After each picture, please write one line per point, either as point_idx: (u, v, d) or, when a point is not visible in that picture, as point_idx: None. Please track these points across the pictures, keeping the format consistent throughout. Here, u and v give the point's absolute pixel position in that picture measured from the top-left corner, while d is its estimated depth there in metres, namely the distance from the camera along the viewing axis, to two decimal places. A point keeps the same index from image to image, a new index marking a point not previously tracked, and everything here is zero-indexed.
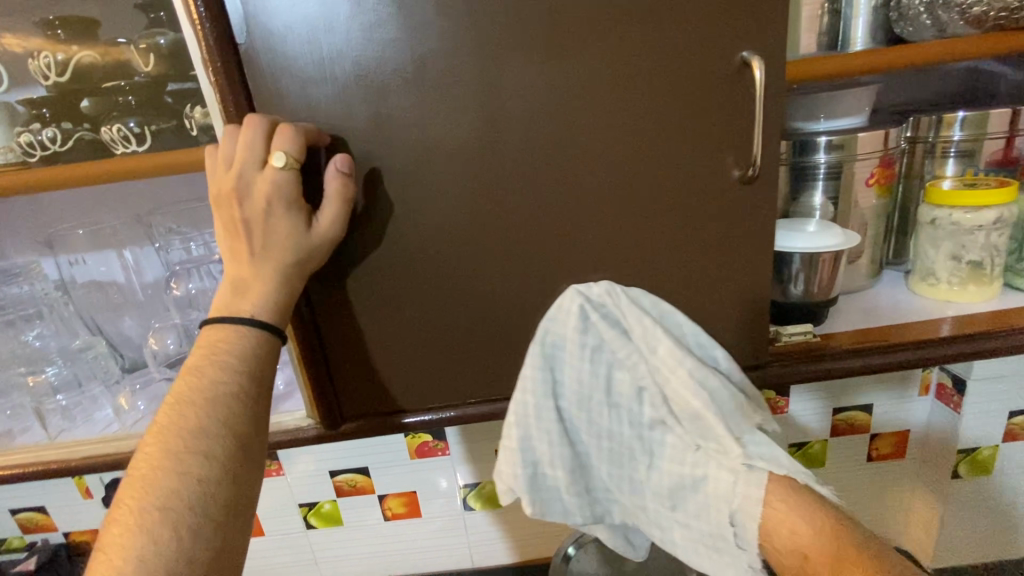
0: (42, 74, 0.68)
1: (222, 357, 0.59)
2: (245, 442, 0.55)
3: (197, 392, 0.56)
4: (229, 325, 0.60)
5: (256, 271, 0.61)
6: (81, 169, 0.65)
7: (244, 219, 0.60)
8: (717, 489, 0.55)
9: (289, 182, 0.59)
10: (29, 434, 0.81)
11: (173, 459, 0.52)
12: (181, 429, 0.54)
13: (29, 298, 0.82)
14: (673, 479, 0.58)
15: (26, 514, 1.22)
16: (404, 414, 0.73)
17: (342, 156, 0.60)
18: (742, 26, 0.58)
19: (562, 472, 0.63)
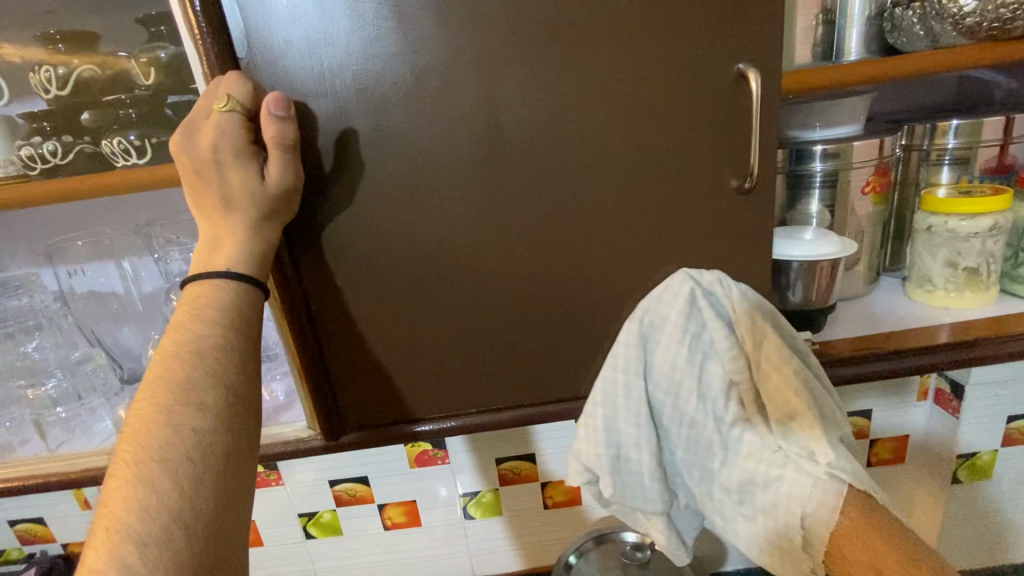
0: (43, 87, 0.68)
1: (206, 311, 0.55)
2: (242, 396, 0.52)
3: (181, 345, 0.53)
4: (205, 279, 0.57)
5: (220, 228, 0.59)
6: (82, 181, 0.66)
7: (198, 173, 0.58)
8: (793, 488, 0.60)
9: (231, 127, 0.57)
10: (28, 446, 0.80)
11: (166, 411, 0.49)
12: (171, 382, 0.50)
13: (29, 309, 0.82)
14: (754, 475, 0.62)
15: (25, 526, 1.21)
16: (405, 425, 0.74)
17: (282, 99, 0.57)
18: (737, 38, 0.59)
19: (642, 452, 0.66)
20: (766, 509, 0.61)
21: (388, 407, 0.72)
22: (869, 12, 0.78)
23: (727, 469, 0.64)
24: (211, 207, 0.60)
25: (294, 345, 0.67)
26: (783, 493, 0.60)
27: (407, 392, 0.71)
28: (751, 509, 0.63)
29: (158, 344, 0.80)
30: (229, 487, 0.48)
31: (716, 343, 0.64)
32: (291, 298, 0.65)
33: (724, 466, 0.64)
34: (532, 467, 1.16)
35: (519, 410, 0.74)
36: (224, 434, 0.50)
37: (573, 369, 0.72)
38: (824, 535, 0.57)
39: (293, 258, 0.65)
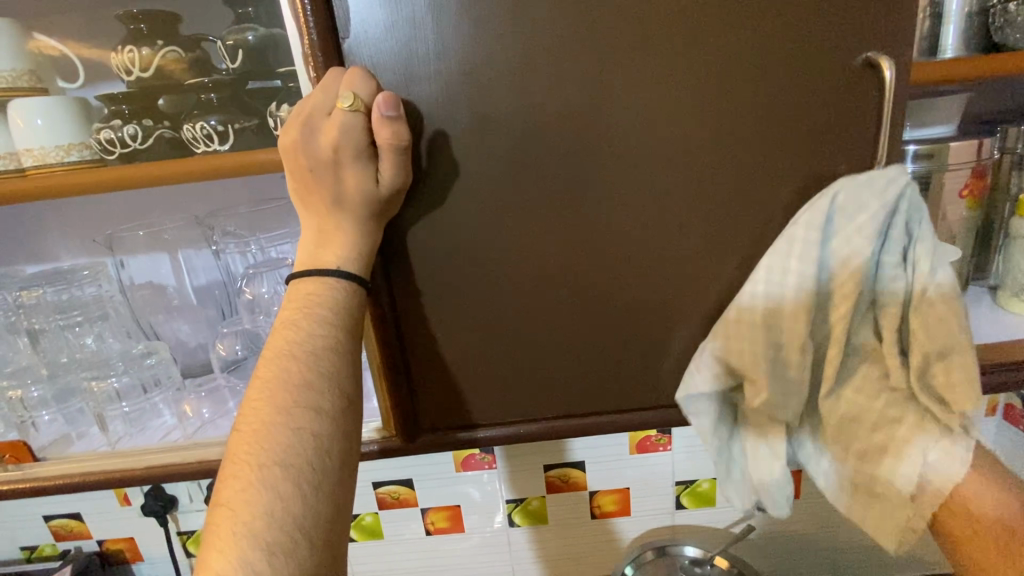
0: (125, 69, 0.66)
1: (316, 310, 0.52)
2: (353, 399, 0.50)
3: (297, 345, 0.50)
4: (311, 278, 0.54)
5: (325, 225, 0.55)
6: (164, 167, 0.63)
7: (311, 170, 0.54)
8: (917, 437, 0.53)
9: (353, 127, 0.53)
10: (86, 440, 0.78)
11: (282, 413, 0.46)
12: (287, 383, 0.47)
13: (94, 300, 0.80)
14: (885, 411, 0.54)
15: (61, 521, 1.19)
16: (478, 428, 0.69)
17: (389, 98, 0.53)
18: (868, 27, 0.55)
19: (784, 359, 0.55)
20: (866, 451, 0.55)
21: (464, 409, 0.68)
22: (967, 9, 0.72)
23: (866, 404, 0.54)
24: (320, 205, 0.56)
25: (375, 337, 0.64)
26: (905, 447, 0.53)
27: (482, 394, 0.68)
28: (859, 448, 0.55)
29: (225, 339, 0.77)
30: (344, 498, 0.46)
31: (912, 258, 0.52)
32: (376, 287, 0.62)
33: (862, 397, 0.55)
34: (582, 474, 1.10)
35: (602, 416, 0.69)
36: (340, 440, 0.47)
37: (666, 374, 0.68)
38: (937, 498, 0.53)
39: (382, 254, 0.62)
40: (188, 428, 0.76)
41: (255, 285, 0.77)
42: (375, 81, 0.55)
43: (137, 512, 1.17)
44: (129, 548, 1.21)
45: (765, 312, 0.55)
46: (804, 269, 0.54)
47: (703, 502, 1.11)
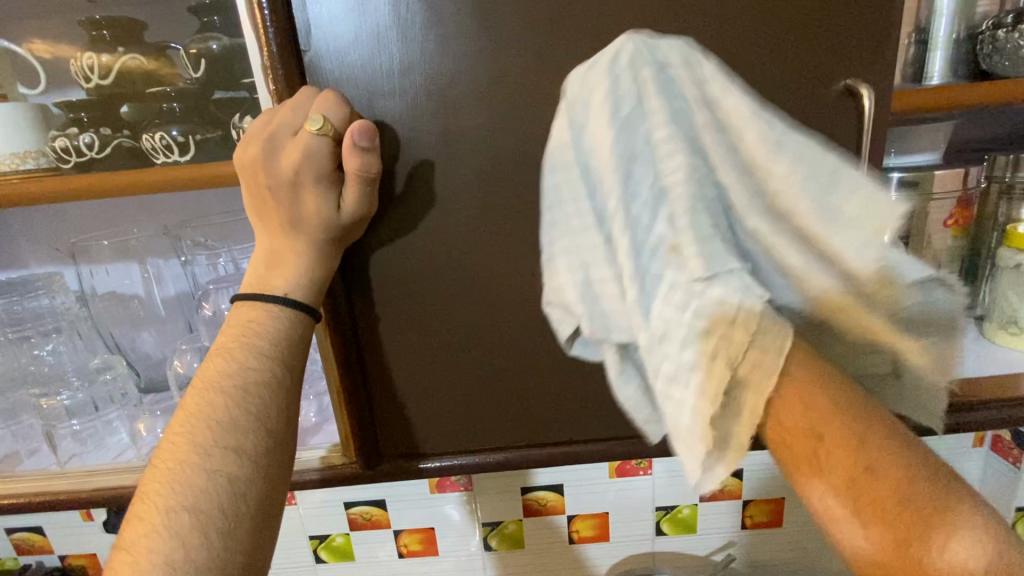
0: (83, 75, 0.64)
1: (253, 340, 0.50)
2: (281, 438, 0.47)
3: (226, 378, 0.47)
4: (258, 302, 0.52)
5: (279, 247, 0.53)
6: (119, 178, 0.61)
7: (269, 189, 0.52)
8: (728, 342, 0.45)
9: (318, 151, 0.51)
10: (36, 457, 0.74)
11: (199, 453, 0.43)
12: (209, 419, 0.45)
13: (49, 313, 0.76)
14: (700, 310, 0.46)
15: (21, 536, 1.14)
16: (437, 457, 0.67)
17: (363, 127, 0.50)
18: (850, 53, 0.53)
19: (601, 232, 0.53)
20: (680, 457, 0.49)
21: (425, 434, 0.66)
22: (955, 35, 0.71)
23: (684, 359, 0.47)
24: (275, 224, 0.54)
25: (334, 357, 0.61)
26: (699, 359, 0.46)
27: (442, 418, 0.65)
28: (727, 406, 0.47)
29: (183, 355, 0.74)
30: (258, 547, 0.43)
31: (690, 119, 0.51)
32: (335, 304, 0.59)
33: (659, 392, 0.49)
34: (559, 498, 1.06)
35: (568, 447, 0.67)
36: (261, 484, 0.44)
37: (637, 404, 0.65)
38: (761, 387, 0.45)
39: (341, 274, 0.59)
40: (142, 448, 0.73)
41: (218, 300, 0.74)
42: (349, 107, 0.52)
43: (101, 528, 1.12)
44: (92, 564, 1.16)
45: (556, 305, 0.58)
46: (569, 188, 0.55)
47: (684, 529, 1.08)
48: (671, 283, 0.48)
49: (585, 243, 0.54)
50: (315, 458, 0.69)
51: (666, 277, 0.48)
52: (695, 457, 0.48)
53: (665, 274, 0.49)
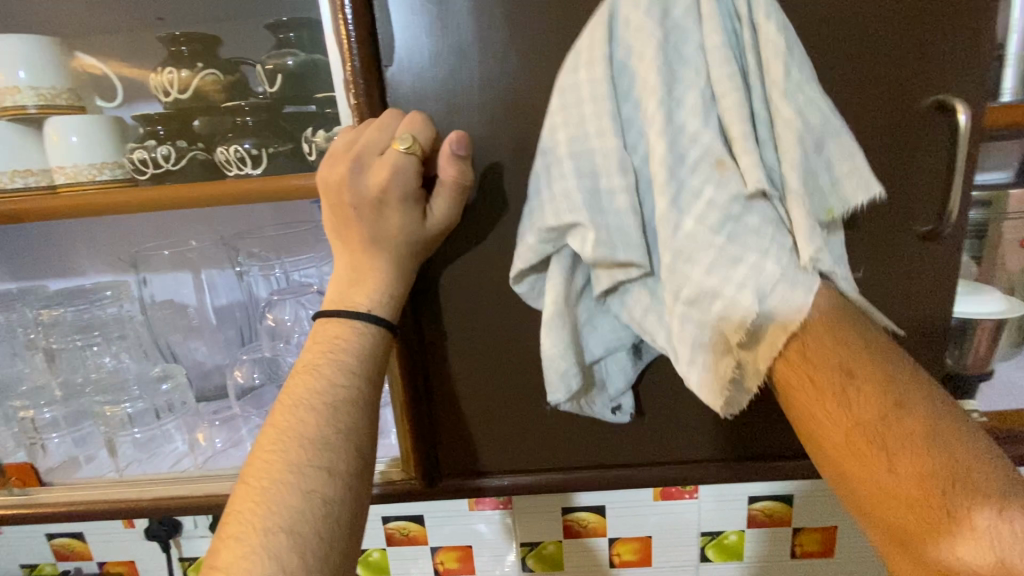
0: (163, 90, 0.65)
1: (340, 356, 0.49)
2: (366, 458, 0.47)
3: (316, 395, 0.47)
4: (343, 320, 0.51)
5: (360, 266, 0.52)
6: (196, 190, 0.62)
7: (353, 207, 0.50)
8: (756, 273, 0.44)
9: (405, 167, 0.50)
10: (96, 465, 0.75)
11: (293, 472, 0.43)
12: (302, 438, 0.44)
13: (114, 321, 0.77)
14: (729, 252, 0.44)
15: (63, 540, 1.15)
16: (500, 476, 0.66)
17: (458, 136, 0.50)
18: (937, 69, 0.52)
19: (591, 201, 0.48)
20: (699, 385, 0.49)
21: (489, 452, 0.65)
22: None
23: (721, 296, 0.45)
24: (356, 245, 0.53)
25: (402, 373, 0.60)
26: (730, 288, 0.44)
27: (505, 434, 0.65)
28: (747, 366, 0.47)
29: (243, 365, 0.74)
30: (347, 570, 0.43)
31: (642, 80, 0.47)
32: (406, 322, 0.59)
33: (686, 313, 0.47)
34: (601, 520, 1.04)
35: (631, 468, 0.66)
36: (352, 506, 0.44)
37: (701, 426, 0.65)
38: (774, 338, 0.44)
39: (412, 293, 0.59)
40: (199, 457, 0.73)
41: (277, 311, 0.74)
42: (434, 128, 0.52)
43: (141, 535, 1.13)
44: (130, 571, 1.16)
45: (529, 246, 0.52)
46: (593, 124, 0.48)
47: (730, 556, 1.05)
48: (715, 205, 0.45)
49: (608, 197, 0.48)
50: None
51: (705, 197, 0.45)
52: (717, 383, 0.49)
53: (706, 190, 0.45)
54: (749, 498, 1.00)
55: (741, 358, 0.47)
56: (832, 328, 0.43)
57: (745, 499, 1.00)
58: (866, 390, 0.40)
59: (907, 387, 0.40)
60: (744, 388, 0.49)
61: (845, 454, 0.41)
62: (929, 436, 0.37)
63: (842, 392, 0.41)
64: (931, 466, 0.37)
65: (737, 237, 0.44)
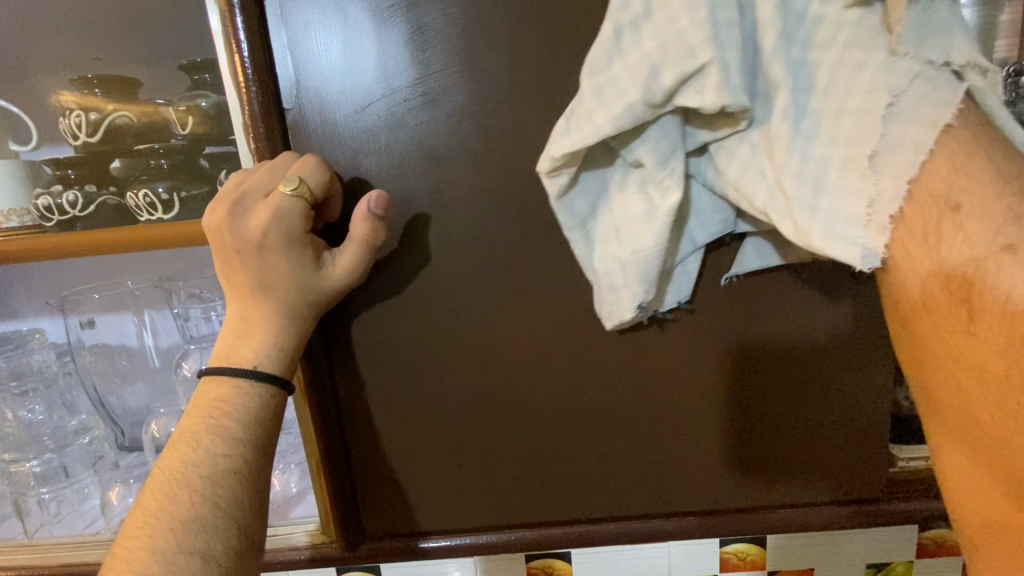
0: (72, 133, 0.63)
1: (222, 421, 0.49)
2: (245, 536, 0.46)
3: (192, 467, 0.46)
4: (229, 378, 0.50)
5: (250, 315, 0.51)
6: (102, 236, 0.59)
7: (237, 250, 0.49)
8: (885, 72, 0.41)
9: (290, 212, 0.48)
10: (5, 527, 0.71)
11: (158, 561, 0.42)
12: (172, 520, 0.44)
13: (30, 372, 0.73)
14: (854, 59, 0.42)
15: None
16: (423, 536, 0.62)
17: (377, 196, 0.50)
18: None
19: (713, 32, 0.42)
20: (829, 227, 0.42)
21: (411, 511, 0.61)
22: None
23: (846, 110, 0.42)
24: (246, 291, 0.51)
25: (314, 421, 0.57)
26: (858, 97, 0.41)
27: (429, 490, 0.61)
28: (881, 186, 0.40)
29: (160, 418, 0.70)
30: None
31: None
32: (317, 374, 0.57)
33: (830, 144, 0.42)
34: (569, 567, 0.96)
35: (564, 526, 0.62)
36: None
37: (660, 469, 0.61)
38: (921, 137, 0.39)
39: (323, 341, 0.57)
40: (112, 519, 0.68)
41: (196, 359, 0.70)
42: (330, 172, 0.51)
43: None
44: None
45: (636, 88, 0.44)
46: None
47: None
48: (836, 29, 0.42)
49: (717, 17, 0.43)
50: (294, 536, 0.63)
51: (816, 18, 0.43)
52: (848, 225, 0.41)
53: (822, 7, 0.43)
54: (720, 540, 0.93)
55: (875, 183, 0.40)
56: (958, 161, 0.38)
57: (716, 541, 0.94)
58: None
59: None
60: (874, 227, 0.40)
61: (991, 438, 0.37)
62: None
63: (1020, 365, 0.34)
64: None
65: (862, 45, 0.42)
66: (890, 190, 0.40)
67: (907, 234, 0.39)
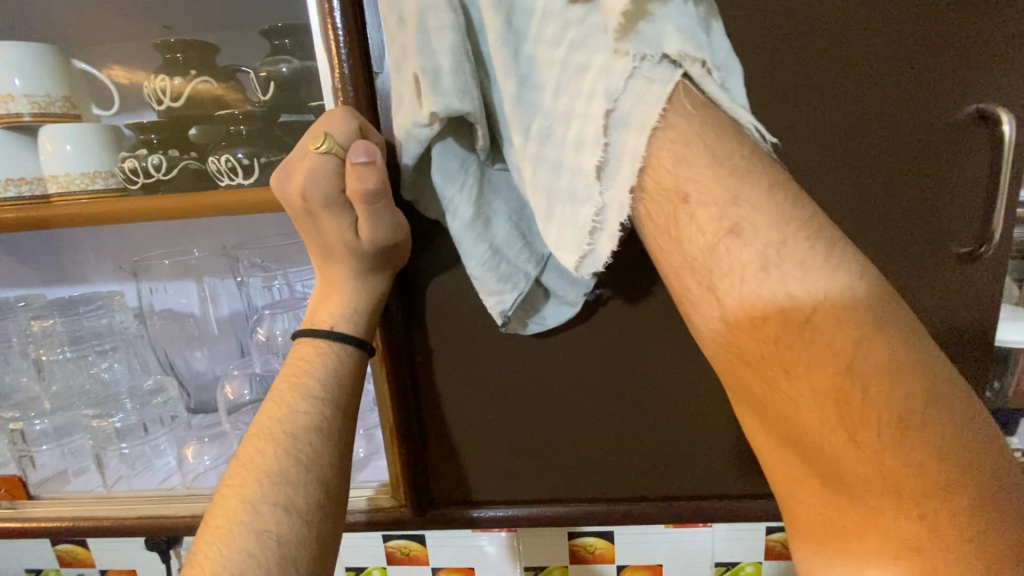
0: (156, 98, 0.64)
1: (306, 380, 0.51)
2: (331, 490, 0.48)
3: (278, 423, 0.49)
4: (310, 340, 0.54)
5: (328, 279, 0.55)
6: (184, 199, 0.60)
7: (296, 218, 0.53)
8: (605, 78, 0.38)
9: (322, 169, 0.49)
10: (84, 478, 0.75)
11: (249, 508, 0.44)
12: (261, 472, 0.46)
13: (108, 332, 0.76)
14: (576, 64, 0.40)
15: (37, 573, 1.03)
16: (488, 507, 0.62)
17: (360, 144, 0.47)
18: (970, 78, 0.49)
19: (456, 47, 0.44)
20: (559, 237, 0.43)
21: (476, 480, 0.62)
22: None
23: (574, 117, 0.40)
24: (319, 256, 0.55)
25: (389, 389, 0.58)
26: (583, 103, 0.39)
27: (496, 460, 0.61)
28: (607, 199, 0.39)
29: (233, 381, 0.72)
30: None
31: None
32: (395, 342, 0.57)
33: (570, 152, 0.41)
34: (610, 546, 0.96)
35: (627, 503, 0.62)
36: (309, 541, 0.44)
37: (730, 449, 0.60)
38: (633, 146, 0.37)
39: (401, 309, 0.57)
40: (187, 475, 0.71)
41: (270, 324, 0.72)
42: (359, 121, 0.50)
43: None
44: None
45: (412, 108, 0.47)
46: None
47: None
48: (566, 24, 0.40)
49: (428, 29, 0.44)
50: (359, 499, 0.64)
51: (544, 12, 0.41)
52: (577, 232, 0.42)
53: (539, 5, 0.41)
54: (769, 527, 0.92)
55: (599, 195, 0.40)
56: (679, 152, 0.35)
57: (764, 527, 0.93)
58: (797, 340, 0.31)
59: (838, 334, 0.30)
60: (605, 235, 0.41)
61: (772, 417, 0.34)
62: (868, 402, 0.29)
63: (770, 346, 0.32)
64: (869, 446, 0.29)
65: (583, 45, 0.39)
66: (613, 200, 0.39)
67: (657, 230, 0.37)
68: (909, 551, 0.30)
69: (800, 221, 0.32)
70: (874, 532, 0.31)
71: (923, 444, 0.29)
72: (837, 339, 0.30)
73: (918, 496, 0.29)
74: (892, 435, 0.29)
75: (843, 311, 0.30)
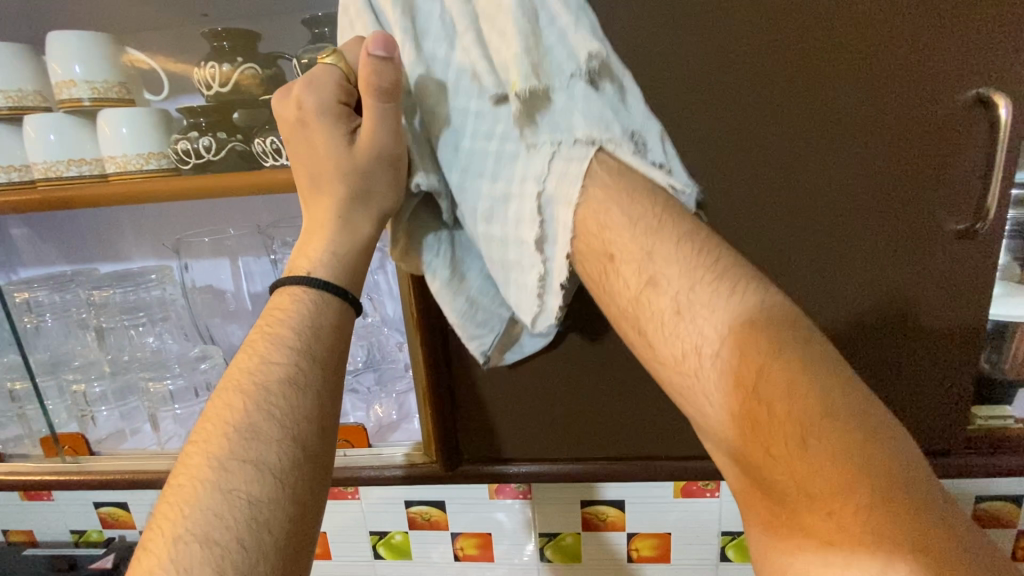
0: (206, 83, 0.68)
1: (279, 332, 0.48)
2: (309, 449, 0.44)
3: (250, 376, 0.46)
4: (285, 285, 0.51)
5: (313, 207, 0.54)
6: (228, 178, 0.65)
7: (287, 139, 0.54)
8: (531, 167, 0.49)
9: (326, 81, 0.52)
10: (139, 436, 0.82)
11: (215, 467, 0.41)
12: (228, 427, 0.43)
13: (159, 302, 0.84)
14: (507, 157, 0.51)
15: (81, 535, 1.10)
16: (512, 464, 0.68)
17: (377, 37, 0.48)
18: (973, 61, 0.51)
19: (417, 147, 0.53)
20: (519, 301, 0.53)
21: (499, 439, 0.67)
22: None
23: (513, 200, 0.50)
24: (303, 184, 0.54)
25: (422, 354, 0.63)
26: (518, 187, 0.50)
27: (517, 422, 0.66)
28: (550, 264, 0.50)
29: None
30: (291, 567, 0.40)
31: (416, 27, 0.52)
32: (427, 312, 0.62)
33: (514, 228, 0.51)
34: (621, 514, 1.01)
35: (640, 462, 0.67)
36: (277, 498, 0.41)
37: None
38: (562, 217, 0.48)
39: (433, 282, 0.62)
40: None
41: None
42: None
43: None
44: None
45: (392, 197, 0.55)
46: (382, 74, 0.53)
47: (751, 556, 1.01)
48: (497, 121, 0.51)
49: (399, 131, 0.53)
50: (396, 455, 0.71)
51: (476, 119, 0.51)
52: (530, 295, 0.52)
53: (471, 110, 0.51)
54: None
55: (543, 261, 0.50)
56: (598, 218, 0.46)
57: None
58: (711, 363, 0.40)
59: (740, 357, 0.38)
60: (551, 292, 0.51)
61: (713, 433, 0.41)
62: (770, 413, 0.35)
63: (694, 368, 0.41)
64: (778, 450, 0.35)
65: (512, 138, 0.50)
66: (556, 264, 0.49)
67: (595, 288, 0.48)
68: (824, 546, 0.33)
69: (705, 267, 0.42)
70: (797, 532, 0.35)
71: (818, 446, 0.33)
72: (734, 360, 0.38)
73: (825, 496, 0.33)
74: (793, 440, 0.34)
75: (742, 341, 0.38)
